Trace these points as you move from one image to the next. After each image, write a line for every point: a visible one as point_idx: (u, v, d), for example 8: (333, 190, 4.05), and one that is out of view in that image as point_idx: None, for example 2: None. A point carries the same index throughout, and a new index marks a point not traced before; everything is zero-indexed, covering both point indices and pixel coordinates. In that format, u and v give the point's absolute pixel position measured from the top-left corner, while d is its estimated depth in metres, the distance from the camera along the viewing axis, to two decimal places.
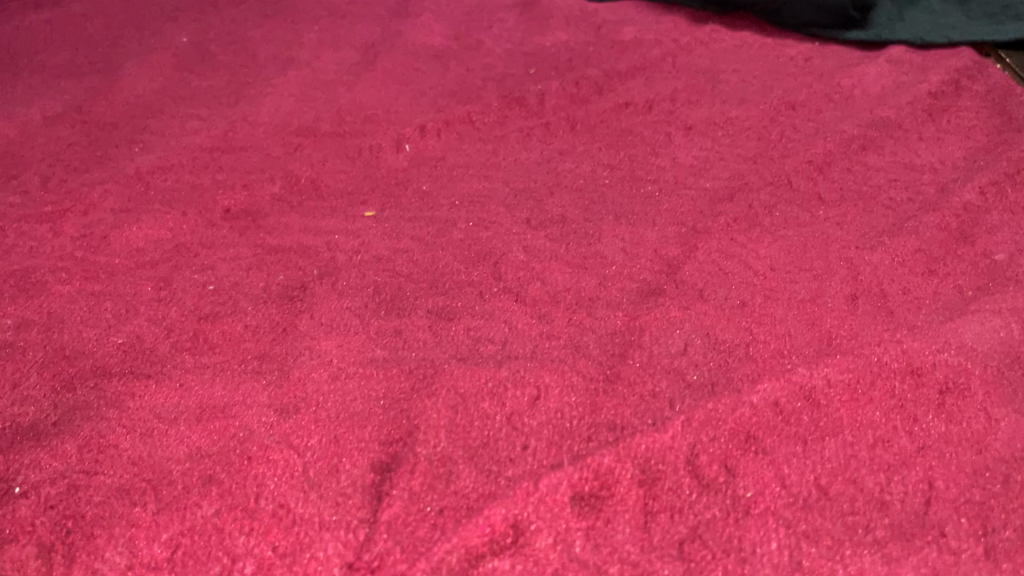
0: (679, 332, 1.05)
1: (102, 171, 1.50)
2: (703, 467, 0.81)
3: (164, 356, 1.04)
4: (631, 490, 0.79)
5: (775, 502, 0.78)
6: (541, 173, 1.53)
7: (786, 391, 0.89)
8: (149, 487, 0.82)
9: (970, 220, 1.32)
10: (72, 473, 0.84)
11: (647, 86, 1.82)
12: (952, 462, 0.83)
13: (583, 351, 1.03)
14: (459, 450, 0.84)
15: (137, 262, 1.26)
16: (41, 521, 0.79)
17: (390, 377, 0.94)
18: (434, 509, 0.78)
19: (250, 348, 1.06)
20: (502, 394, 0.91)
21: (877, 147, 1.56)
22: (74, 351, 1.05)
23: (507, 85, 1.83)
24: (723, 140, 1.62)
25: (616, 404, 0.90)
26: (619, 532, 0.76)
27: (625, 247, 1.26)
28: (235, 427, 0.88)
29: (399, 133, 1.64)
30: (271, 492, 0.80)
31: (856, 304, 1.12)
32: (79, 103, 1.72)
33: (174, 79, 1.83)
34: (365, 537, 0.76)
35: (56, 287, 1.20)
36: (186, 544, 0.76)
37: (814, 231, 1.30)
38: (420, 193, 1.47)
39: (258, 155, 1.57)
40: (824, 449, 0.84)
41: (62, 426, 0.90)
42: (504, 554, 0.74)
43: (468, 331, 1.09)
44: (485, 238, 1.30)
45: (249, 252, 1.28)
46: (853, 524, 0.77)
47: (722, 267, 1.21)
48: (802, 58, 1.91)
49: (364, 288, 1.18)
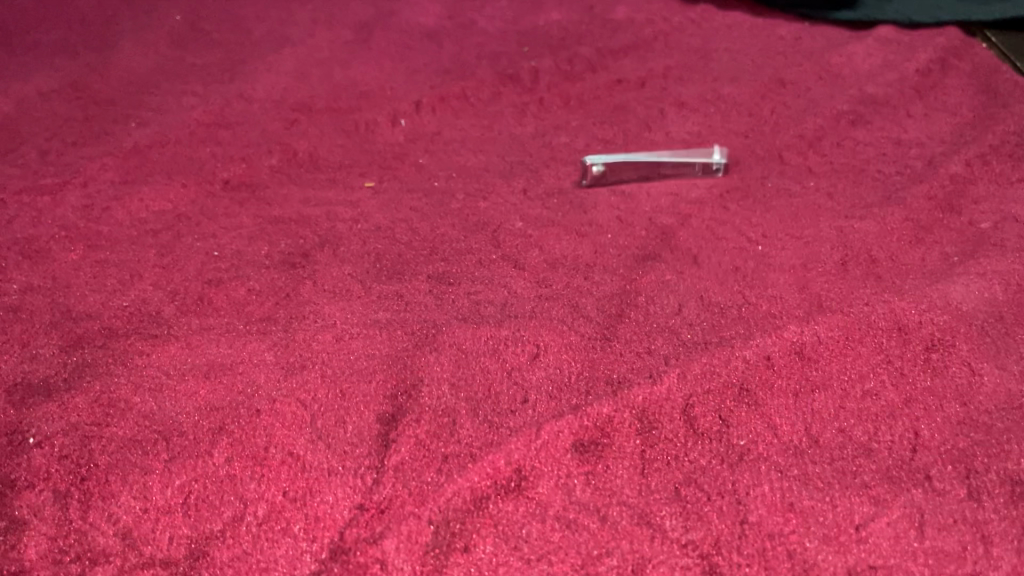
0: (674, 295, 1.08)
1: (101, 145, 1.51)
2: (698, 417, 0.84)
3: (169, 318, 1.06)
4: (628, 439, 0.82)
5: (767, 449, 0.81)
6: (536, 147, 1.55)
7: (778, 346, 0.93)
8: (160, 437, 0.84)
9: (956, 191, 1.35)
10: (83, 425, 0.86)
11: (639, 64, 1.85)
12: (939, 412, 0.86)
13: (581, 313, 1.05)
14: (461, 402, 0.87)
15: (140, 232, 1.27)
16: (56, 470, 0.81)
17: (393, 337, 0.97)
18: (439, 456, 0.80)
19: (254, 310, 1.08)
20: (503, 351, 0.94)
21: (866, 123, 1.59)
22: (80, 313, 1.07)
23: (501, 62, 1.85)
24: (715, 115, 1.64)
25: (613, 360, 0.93)
26: (618, 476, 0.78)
27: (620, 216, 1.29)
28: (242, 382, 0.90)
29: (395, 108, 1.66)
30: (279, 441, 0.83)
31: (846, 269, 1.15)
32: (75, 80, 1.73)
33: (169, 56, 1.84)
34: (373, 481, 0.78)
35: (60, 255, 1.21)
36: (198, 490, 0.79)
37: (805, 201, 1.33)
38: (417, 165, 1.49)
39: (256, 130, 1.58)
40: (814, 401, 0.87)
41: (72, 382, 0.92)
42: (507, 496, 0.77)
43: (469, 295, 1.11)
44: (483, 208, 1.32)
45: (251, 221, 1.30)
46: (842, 468, 0.80)
47: (716, 235, 1.24)
48: (792, 38, 1.94)
49: (365, 255, 1.20)
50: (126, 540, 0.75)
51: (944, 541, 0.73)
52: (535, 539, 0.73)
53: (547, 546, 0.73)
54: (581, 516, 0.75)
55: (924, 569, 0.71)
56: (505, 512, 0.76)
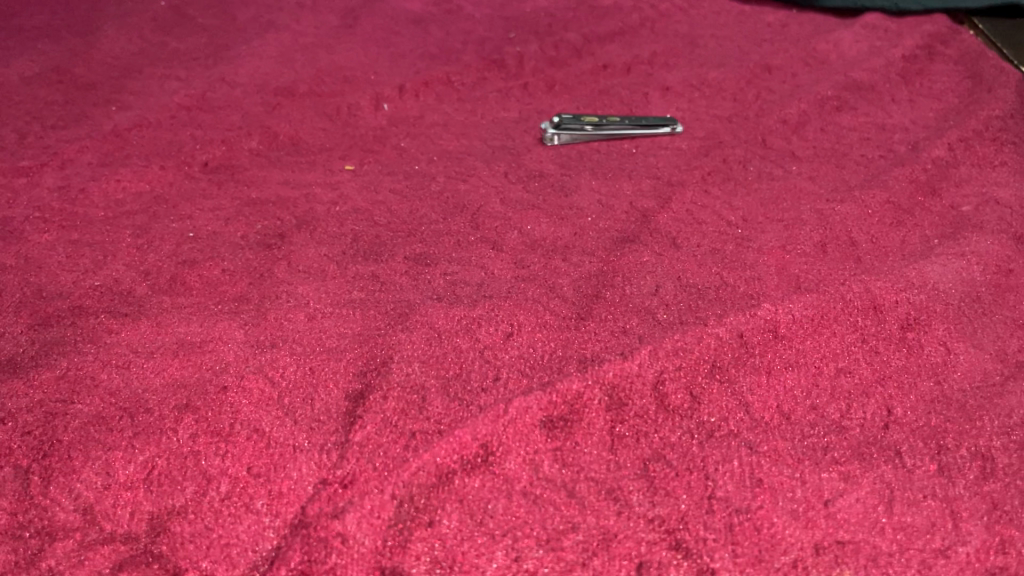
0: (651, 275, 1.07)
1: (80, 128, 1.50)
2: (669, 395, 0.84)
3: (142, 297, 1.05)
4: (598, 416, 0.81)
5: (738, 426, 0.81)
6: (519, 132, 1.54)
7: (752, 324, 0.91)
8: (126, 413, 0.83)
9: (938, 174, 1.34)
10: (48, 402, 0.85)
11: (625, 49, 1.83)
12: (912, 390, 0.86)
13: (557, 293, 1.04)
14: (431, 380, 0.86)
15: (116, 213, 1.26)
16: (19, 445, 0.80)
17: (366, 317, 0.96)
18: (406, 432, 0.79)
19: (227, 290, 1.07)
20: (476, 330, 0.93)
21: (851, 108, 1.58)
22: (51, 292, 1.06)
23: (486, 48, 1.84)
24: (700, 101, 1.63)
25: (587, 339, 0.92)
26: (586, 453, 0.78)
27: (601, 198, 1.28)
28: (211, 360, 0.89)
29: (378, 92, 1.65)
30: (245, 418, 0.82)
31: (825, 251, 1.14)
32: (56, 64, 1.71)
33: (152, 41, 1.82)
34: (338, 456, 0.77)
35: (34, 235, 1.20)
36: (162, 466, 0.78)
37: (787, 184, 1.32)
38: (399, 148, 1.48)
39: (237, 113, 1.57)
40: (787, 379, 0.86)
41: (39, 360, 0.91)
42: (473, 472, 0.76)
43: (445, 275, 1.10)
44: (462, 191, 1.31)
45: (228, 203, 1.29)
46: (813, 445, 0.79)
47: (696, 217, 1.23)
48: (779, 25, 1.93)
49: (342, 236, 1.19)
50: (86, 516, 0.74)
51: (913, 517, 0.73)
52: (500, 514, 0.73)
53: (512, 521, 0.72)
54: (547, 492, 0.75)
55: (892, 545, 0.71)
56: (471, 487, 0.75)
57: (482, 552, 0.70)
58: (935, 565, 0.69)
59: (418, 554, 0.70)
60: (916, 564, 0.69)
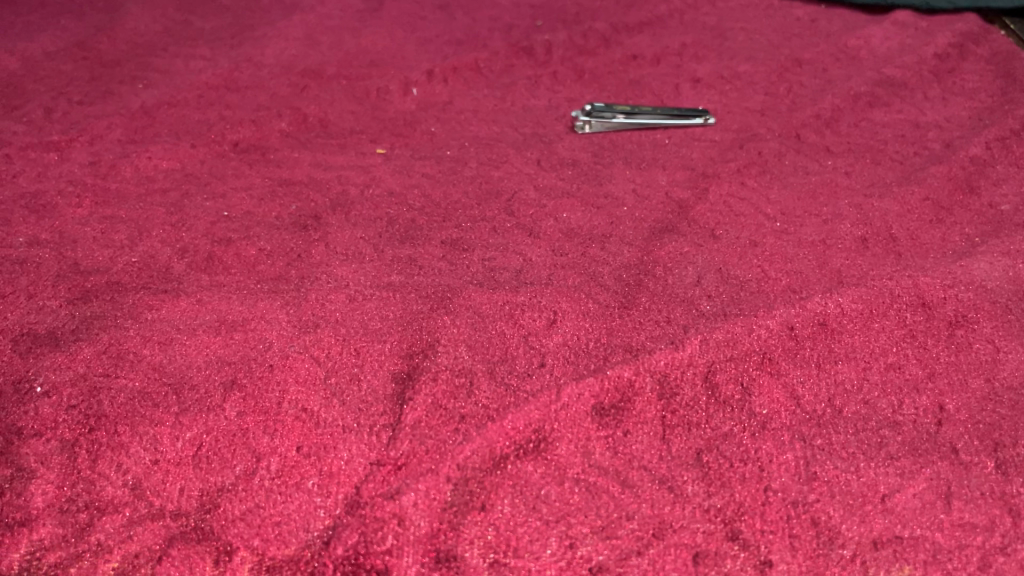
0: (691, 266, 1.06)
1: (107, 105, 1.48)
2: (719, 385, 0.83)
3: (179, 274, 1.04)
4: (649, 404, 0.81)
5: (790, 419, 0.80)
6: (550, 120, 1.53)
7: (801, 315, 0.91)
8: (171, 390, 0.82)
9: (976, 172, 1.33)
10: (92, 376, 0.84)
11: (654, 40, 1.82)
12: (963, 387, 0.85)
13: (598, 280, 1.03)
14: (478, 364, 0.85)
15: (149, 190, 1.25)
16: (63, 419, 0.79)
17: (408, 300, 0.94)
18: (456, 416, 0.79)
19: (264, 270, 1.06)
20: (520, 316, 0.92)
21: (884, 104, 1.57)
22: (88, 268, 1.05)
23: (514, 35, 1.83)
24: (731, 94, 1.62)
25: (631, 328, 0.91)
26: (638, 441, 0.77)
27: (636, 188, 1.27)
28: (255, 339, 0.89)
29: (406, 76, 1.64)
30: (292, 397, 0.81)
31: (866, 246, 1.14)
32: (80, 40, 1.69)
33: (177, 20, 1.80)
34: (389, 438, 0.77)
35: (67, 210, 1.19)
36: (211, 443, 0.77)
37: (823, 179, 1.31)
38: (429, 134, 1.47)
39: (265, 94, 1.55)
40: (836, 372, 0.86)
41: (80, 335, 0.90)
42: (526, 457, 0.76)
43: (484, 260, 1.09)
44: (496, 177, 1.30)
45: (261, 183, 1.28)
46: (867, 439, 0.78)
47: (734, 209, 1.22)
48: (809, 20, 1.91)
49: (378, 219, 1.18)
50: (134, 491, 0.74)
51: (972, 514, 0.72)
52: (554, 500, 0.73)
53: (565, 508, 0.72)
54: (602, 480, 0.74)
55: (950, 541, 0.70)
56: (524, 472, 0.75)
57: (536, 538, 0.70)
58: (995, 562, 0.69)
59: (472, 539, 0.70)
60: (976, 561, 0.69)
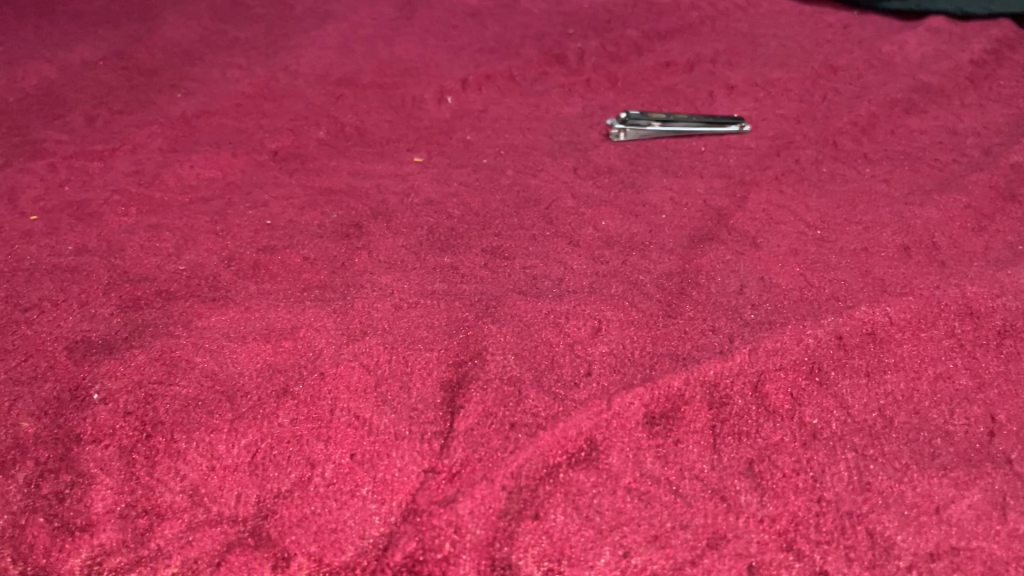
0: (734, 274, 1.06)
1: (147, 114, 1.50)
2: (770, 394, 0.83)
3: (227, 282, 1.06)
4: (699, 413, 0.81)
5: (841, 429, 0.80)
6: (584, 128, 1.53)
7: (849, 326, 0.91)
8: (224, 397, 0.84)
9: (1018, 179, 1.32)
10: (147, 383, 0.85)
11: (686, 47, 1.82)
12: (1015, 397, 0.84)
13: (640, 289, 1.04)
14: (526, 372, 0.86)
15: (192, 199, 1.27)
16: (121, 426, 0.81)
17: (452, 308, 0.95)
18: (507, 423, 0.79)
19: (309, 278, 1.07)
20: (564, 324, 0.92)
21: (920, 111, 1.56)
22: (137, 275, 1.06)
23: (546, 43, 1.83)
24: (765, 101, 1.62)
25: (678, 337, 0.91)
26: (690, 451, 0.78)
27: (674, 196, 1.27)
28: (304, 346, 0.90)
29: (441, 85, 1.65)
30: (344, 405, 0.82)
31: (908, 254, 1.13)
32: (119, 50, 1.72)
33: (211, 29, 1.82)
34: (441, 446, 0.78)
35: (113, 217, 1.21)
36: (267, 448, 0.78)
37: (862, 186, 1.31)
38: (465, 142, 1.48)
39: (302, 102, 1.57)
40: (886, 383, 0.85)
41: (133, 342, 0.92)
42: (578, 466, 0.76)
43: (525, 268, 1.10)
44: (534, 185, 1.31)
45: (302, 192, 1.29)
46: (920, 450, 0.78)
47: (773, 217, 1.22)
48: (841, 26, 1.91)
49: (418, 227, 1.19)
50: (192, 497, 0.75)
51: None
52: (607, 510, 0.73)
53: (619, 517, 0.72)
54: (654, 489, 0.74)
55: (1007, 552, 0.70)
56: (576, 480, 0.75)
57: (590, 547, 0.70)
58: None
59: (526, 546, 0.71)
60: None
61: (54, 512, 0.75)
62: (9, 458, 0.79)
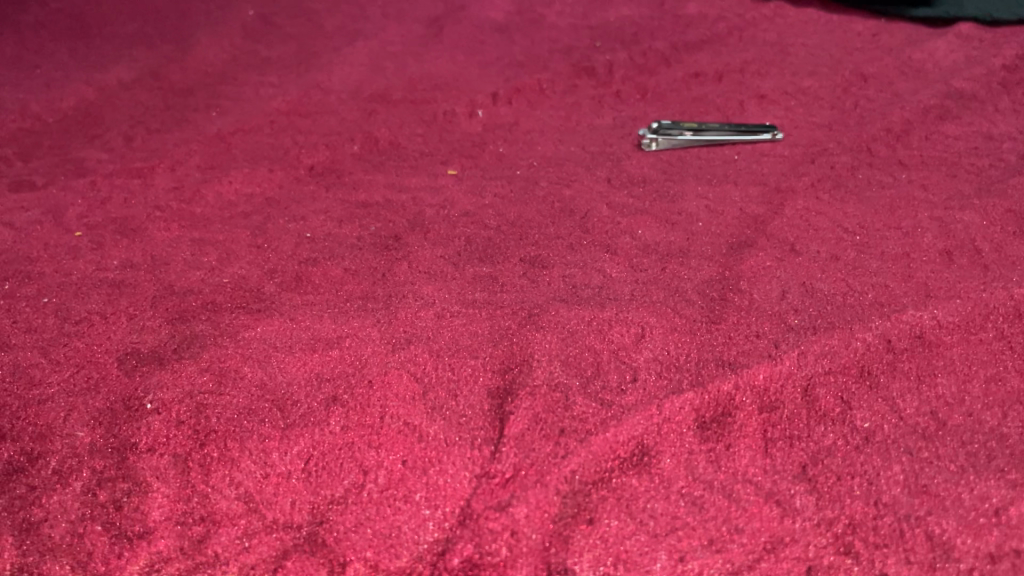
0: (775, 281, 1.06)
1: (185, 132, 1.52)
2: (819, 399, 0.83)
3: (271, 293, 1.07)
4: (750, 417, 0.81)
5: (893, 432, 0.80)
6: (616, 139, 1.54)
7: (897, 329, 0.91)
8: (274, 405, 0.85)
9: None
10: (198, 393, 0.87)
11: (714, 58, 1.82)
12: None
13: (681, 296, 1.04)
14: (573, 379, 0.86)
15: (232, 213, 1.28)
16: (174, 435, 0.82)
17: (495, 317, 0.96)
18: (556, 429, 0.80)
19: (351, 289, 1.08)
20: (608, 331, 0.93)
21: (955, 116, 1.55)
22: (182, 289, 1.07)
23: (574, 56, 1.85)
24: (797, 109, 1.61)
25: (723, 343, 0.91)
26: (741, 456, 0.78)
27: (710, 205, 1.27)
28: (351, 355, 0.90)
29: (472, 100, 1.66)
30: (394, 412, 0.83)
31: (951, 259, 1.12)
32: (154, 70, 1.74)
33: (243, 49, 1.85)
34: (492, 452, 0.78)
35: (156, 233, 1.22)
36: (319, 455, 0.79)
37: (899, 192, 1.30)
38: (498, 154, 1.49)
39: (335, 118, 1.59)
40: (937, 386, 0.85)
41: (181, 353, 0.93)
42: (630, 471, 0.76)
43: (565, 277, 1.10)
44: (569, 196, 1.31)
45: (339, 205, 1.30)
46: (975, 452, 0.77)
47: (812, 224, 1.21)
48: (870, 34, 1.90)
49: (456, 239, 1.20)
50: (248, 504, 0.76)
51: None
52: (661, 515, 0.73)
53: (674, 522, 0.72)
54: (708, 494, 0.74)
55: None
56: (628, 486, 0.75)
57: (645, 552, 0.70)
58: None
59: (581, 551, 0.71)
60: None
61: (112, 520, 0.76)
62: (66, 468, 0.80)
